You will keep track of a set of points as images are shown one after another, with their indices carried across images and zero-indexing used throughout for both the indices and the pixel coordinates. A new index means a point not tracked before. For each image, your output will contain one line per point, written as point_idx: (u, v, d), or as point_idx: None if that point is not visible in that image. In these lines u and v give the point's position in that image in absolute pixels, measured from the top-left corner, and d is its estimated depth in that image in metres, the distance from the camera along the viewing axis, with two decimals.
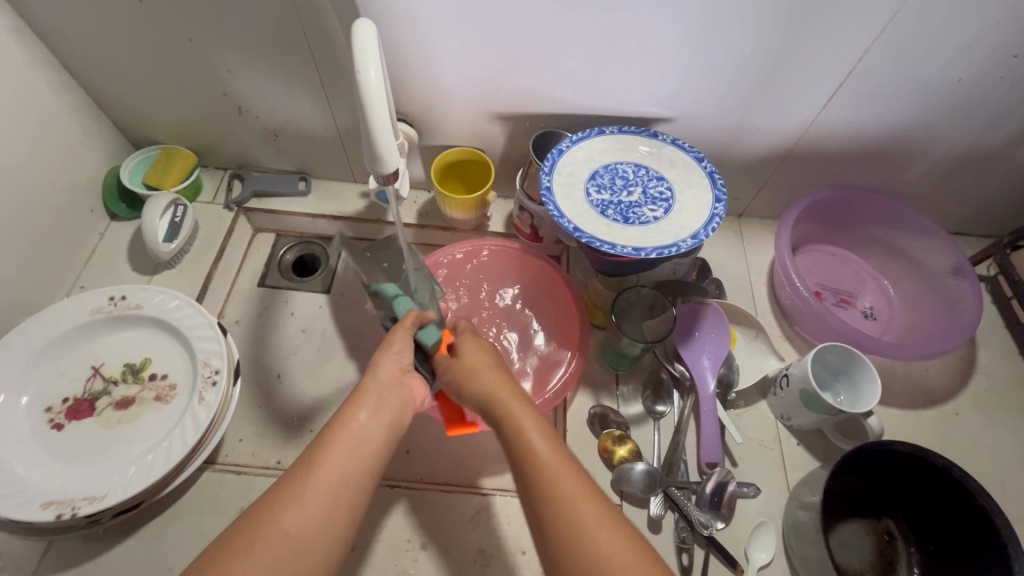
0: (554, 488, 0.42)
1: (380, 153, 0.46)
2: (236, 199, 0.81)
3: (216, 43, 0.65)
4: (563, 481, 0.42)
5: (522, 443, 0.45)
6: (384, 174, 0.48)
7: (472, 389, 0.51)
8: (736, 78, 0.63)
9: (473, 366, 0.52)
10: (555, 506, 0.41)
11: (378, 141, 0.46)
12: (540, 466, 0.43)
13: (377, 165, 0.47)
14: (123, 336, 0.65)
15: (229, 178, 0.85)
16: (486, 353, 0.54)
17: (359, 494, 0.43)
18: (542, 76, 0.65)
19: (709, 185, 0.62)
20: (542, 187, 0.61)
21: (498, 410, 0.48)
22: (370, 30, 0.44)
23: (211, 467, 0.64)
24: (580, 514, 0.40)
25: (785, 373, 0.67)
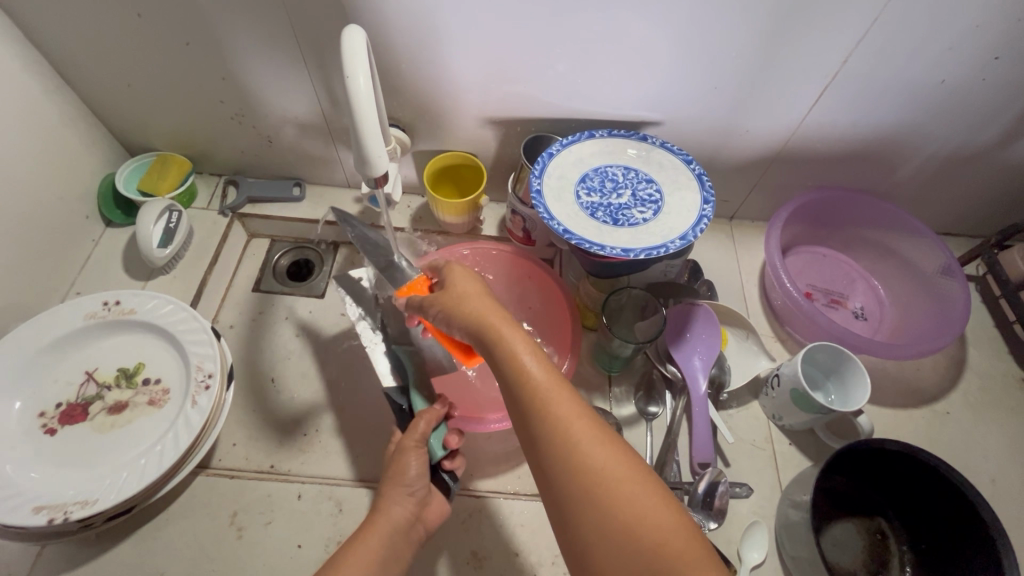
0: (548, 409, 0.41)
1: (369, 156, 0.47)
2: (231, 205, 0.82)
3: (210, 50, 0.66)
4: (558, 407, 0.41)
5: (515, 373, 0.43)
6: (373, 177, 0.49)
7: (460, 316, 0.47)
8: (723, 82, 0.64)
9: (461, 293, 0.49)
10: (553, 430, 0.40)
11: (367, 144, 0.46)
12: (534, 392, 0.41)
13: (367, 168, 0.48)
14: (117, 341, 0.65)
15: (224, 184, 0.85)
16: (473, 278, 0.51)
17: None
18: (533, 81, 0.66)
19: (698, 186, 0.63)
20: (532, 190, 0.62)
21: (485, 338, 0.45)
22: (360, 38, 0.45)
23: (205, 471, 0.64)
24: (579, 437, 0.40)
25: (776, 373, 0.68)
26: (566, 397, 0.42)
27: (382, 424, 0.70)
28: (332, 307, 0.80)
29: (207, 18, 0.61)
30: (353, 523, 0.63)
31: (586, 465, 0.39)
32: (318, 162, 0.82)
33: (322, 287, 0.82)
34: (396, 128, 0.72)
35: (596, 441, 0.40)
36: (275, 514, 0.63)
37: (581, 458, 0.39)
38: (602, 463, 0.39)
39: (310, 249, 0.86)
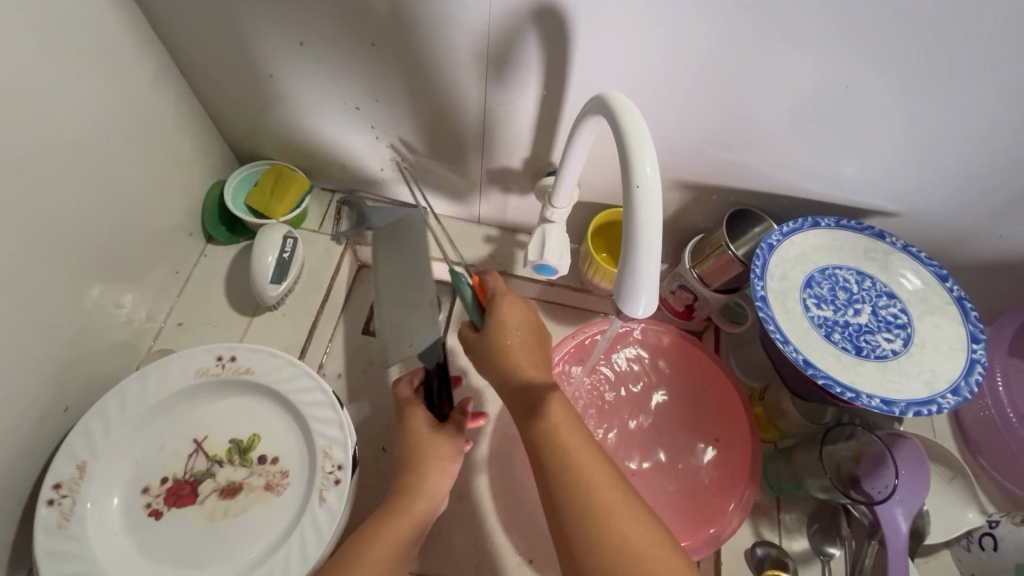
0: (584, 495, 0.41)
1: (637, 288, 0.34)
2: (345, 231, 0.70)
3: (365, 67, 0.54)
4: (589, 492, 0.41)
5: (542, 438, 0.44)
6: (631, 308, 0.35)
7: (499, 366, 0.49)
8: (1003, 182, 0.52)
9: (498, 340, 0.49)
10: (576, 494, 0.41)
11: (636, 274, 0.34)
12: (567, 473, 0.42)
13: (627, 302, 0.35)
14: (229, 404, 0.56)
15: (336, 204, 0.73)
16: (523, 320, 0.51)
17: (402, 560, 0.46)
18: (759, 150, 0.54)
19: (959, 315, 0.50)
20: (754, 295, 0.50)
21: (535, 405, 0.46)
22: (641, 125, 0.34)
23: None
24: (615, 524, 0.39)
25: (989, 531, 0.57)
26: (609, 480, 0.42)
27: (512, 522, 0.62)
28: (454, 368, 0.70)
29: (387, 36, 0.50)
30: None
31: (614, 522, 0.39)
32: (450, 197, 0.70)
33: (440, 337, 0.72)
34: (553, 176, 0.58)
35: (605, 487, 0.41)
36: None
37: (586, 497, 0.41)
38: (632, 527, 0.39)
39: None
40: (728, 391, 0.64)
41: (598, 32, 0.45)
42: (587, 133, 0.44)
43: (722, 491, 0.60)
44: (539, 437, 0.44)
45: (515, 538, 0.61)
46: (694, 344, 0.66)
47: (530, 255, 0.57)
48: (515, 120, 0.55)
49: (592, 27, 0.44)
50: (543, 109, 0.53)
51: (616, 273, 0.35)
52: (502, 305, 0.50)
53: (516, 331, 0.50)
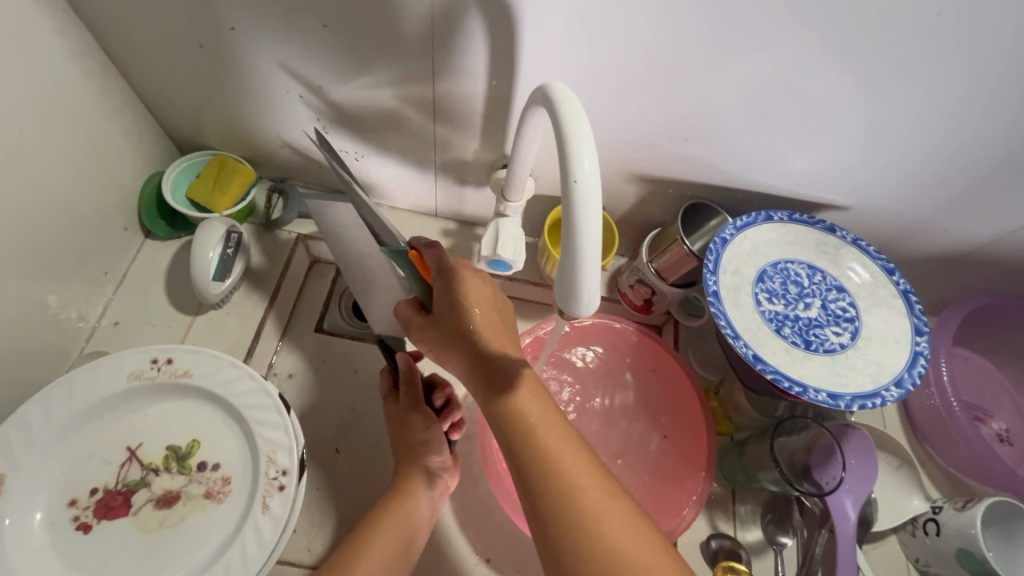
0: (564, 487, 0.38)
1: (580, 290, 0.33)
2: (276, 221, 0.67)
3: (310, 54, 0.51)
4: (570, 485, 0.38)
5: (516, 430, 0.40)
6: (575, 306, 0.34)
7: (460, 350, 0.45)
8: (949, 175, 0.53)
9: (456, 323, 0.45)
10: (555, 488, 0.38)
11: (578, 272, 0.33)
12: (543, 464, 0.39)
13: (570, 305, 0.34)
14: (166, 408, 0.53)
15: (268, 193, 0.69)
16: (484, 299, 0.46)
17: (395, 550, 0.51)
18: (712, 144, 0.53)
19: (904, 308, 0.51)
20: (707, 291, 0.49)
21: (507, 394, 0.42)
22: (583, 117, 0.33)
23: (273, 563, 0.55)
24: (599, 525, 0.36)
25: (931, 517, 0.58)
26: (593, 475, 0.39)
27: (469, 522, 0.61)
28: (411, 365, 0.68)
29: (331, 20, 0.47)
30: None
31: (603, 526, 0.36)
32: (406, 190, 0.68)
33: None
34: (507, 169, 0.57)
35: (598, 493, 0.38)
36: None
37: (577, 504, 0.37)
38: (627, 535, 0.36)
39: None
40: (685, 385, 0.64)
41: (546, 21, 0.43)
42: (534, 125, 0.42)
43: (672, 485, 0.61)
44: (520, 441, 0.40)
45: (472, 538, 0.60)
46: (651, 339, 0.66)
47: (483, 250, 0.56)
48: (467, 110, 0.54)
49: (540, 17, 0.43)
50: (495, 99, 0.52)
51: (558, 274, 0.34)
52: (456, 283, 0.45)
53: (476, 310, 0.45)
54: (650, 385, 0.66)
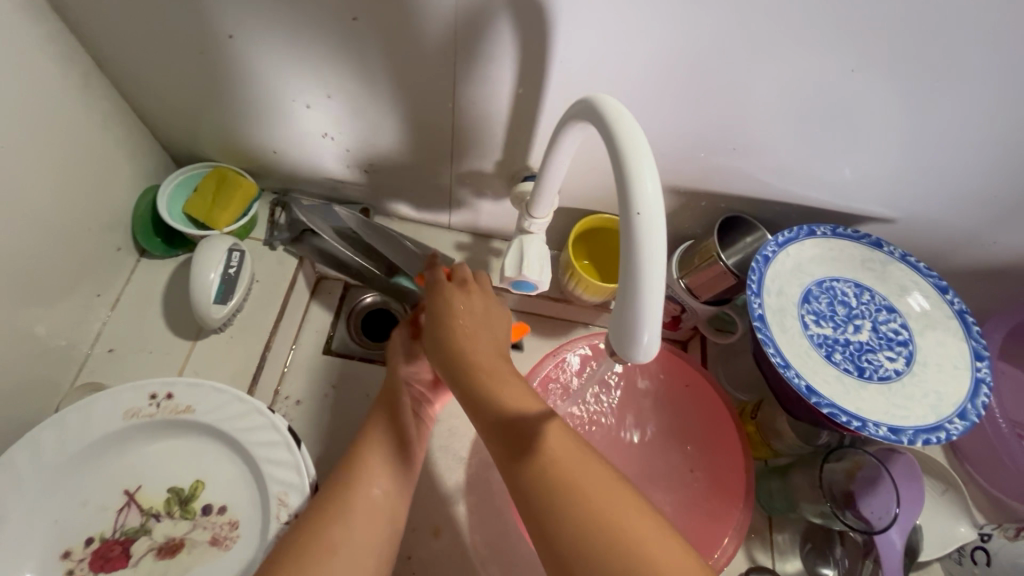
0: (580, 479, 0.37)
1: (637, 333, 0.29)
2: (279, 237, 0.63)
3: (318, 60, 0.47)
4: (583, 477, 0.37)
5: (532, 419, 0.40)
6: (629, 351, 0.30)
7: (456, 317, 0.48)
8: (1009, 185, 0.49)
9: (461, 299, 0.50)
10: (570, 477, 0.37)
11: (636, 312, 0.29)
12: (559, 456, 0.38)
13: (625, 349, 0.30)
14: (166, 446, 0.49)
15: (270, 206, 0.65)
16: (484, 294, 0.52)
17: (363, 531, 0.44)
18: (752, 155, 0.50)
19: (961, 330, 0.48)
20: (752, 314, 0.46)
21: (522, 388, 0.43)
22: (638, 134, 0.29)
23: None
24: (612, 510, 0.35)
25: (980, 545, 0.55)
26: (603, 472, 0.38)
27: (492, 557, 0.57)
28: None
29: (360, 10, 0.41)
30: None
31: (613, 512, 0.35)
32: (419, 203, 0.64)
33: None
34: (531, 182, 0.53)
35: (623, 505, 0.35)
36: None
37: (605, 524, 0.34)
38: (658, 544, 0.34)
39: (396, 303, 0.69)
40: (721, 413, 0.60)
41: (582, 25, 0.39)
42: (569, 140, 0.39)
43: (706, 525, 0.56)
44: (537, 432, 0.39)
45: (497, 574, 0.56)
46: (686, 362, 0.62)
47: (507, 271, 0.51)
48: (488, 119, 0.49)
49: (575, 20, 0.39)
50: (519, 107, 0.48)
51: (612, 312, 0.30)
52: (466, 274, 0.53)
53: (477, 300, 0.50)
54: (693, 420, 0.62)
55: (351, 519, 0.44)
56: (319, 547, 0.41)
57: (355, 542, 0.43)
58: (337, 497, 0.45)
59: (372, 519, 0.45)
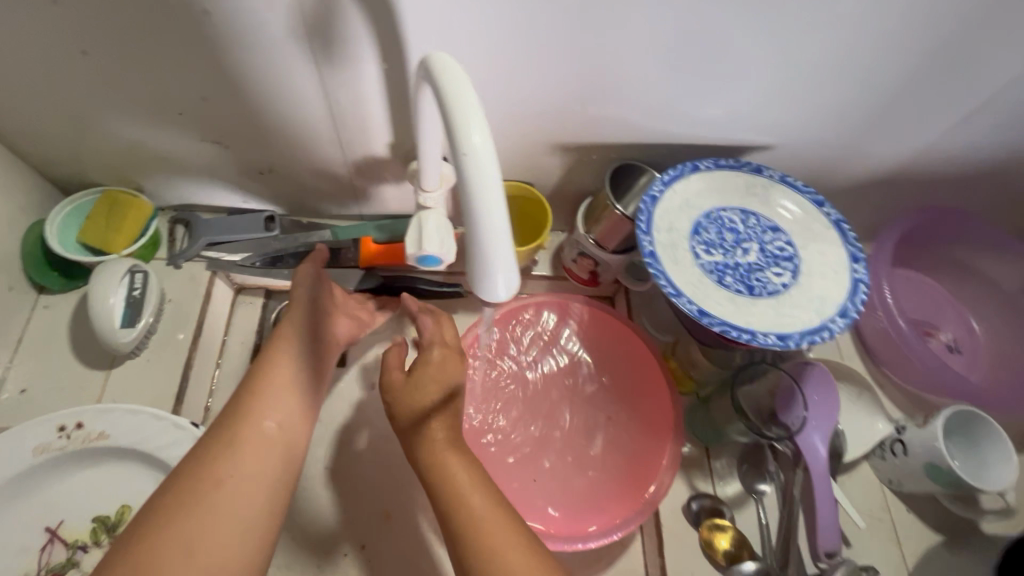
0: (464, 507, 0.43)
1: (490, 265, 0.31)
2: (182, 254, 0.62)
3: (182, 61, 0.46)
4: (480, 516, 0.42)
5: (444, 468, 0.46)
6: (490, 290, 0.32)
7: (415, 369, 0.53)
8: (865, 98, 0.52)
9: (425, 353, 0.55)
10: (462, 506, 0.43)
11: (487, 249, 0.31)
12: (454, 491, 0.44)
13: (484, 286, 0.32)
14: (86, 477, 0.48)
15: (171, 223, 0.64)
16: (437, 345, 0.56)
17: (255, 472, 0.43)
18: (627, 102, 0.51)
19: (839, 238, 0.50)
20: (643, 252, 0.48)
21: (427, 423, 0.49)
22: (461, 80, 0.30)
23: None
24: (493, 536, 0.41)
25: (898, 437, 0.59)
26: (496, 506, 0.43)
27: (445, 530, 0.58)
28: (360, 380, 0.64)
29: (208, 4, 0.41)
30: None
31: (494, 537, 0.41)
32: (324, 198, 0.64)
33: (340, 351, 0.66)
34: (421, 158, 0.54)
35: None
36: None
37: None
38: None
39: None
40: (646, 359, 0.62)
41: None
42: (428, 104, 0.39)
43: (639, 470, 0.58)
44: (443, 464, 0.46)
45: None
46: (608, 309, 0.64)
47: (408, 249, 0.49)
48: (364, 101, 0.49)
49: None
50: (389, 85, 0.48)
51: (468, 258, 0.32)
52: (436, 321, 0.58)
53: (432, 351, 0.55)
54: (621, 371, 0.64)
55: (241, 450, 0.43)
56: (205, 482, 0.40)
57: (244, 477, 0.42)
58: (229, 431, 0.44)
59: (270, 447, 0.44)
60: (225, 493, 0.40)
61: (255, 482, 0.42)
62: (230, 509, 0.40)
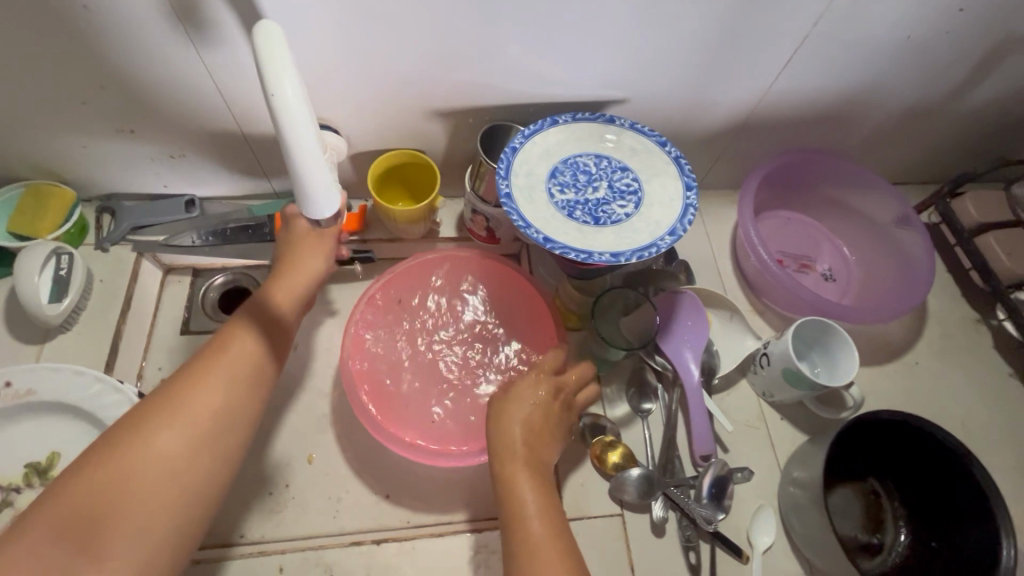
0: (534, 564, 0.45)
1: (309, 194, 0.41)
2: (109, 238, 0.68)
3: (77, 55, 0.52)
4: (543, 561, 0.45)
5: (514, 510, 0.49)
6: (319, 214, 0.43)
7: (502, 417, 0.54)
8: (694, 48, 0.59)
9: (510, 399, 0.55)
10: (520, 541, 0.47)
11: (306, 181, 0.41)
12: (522, 533, 0.47)
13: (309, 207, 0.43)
14: (18, 430, 0.53)
15: (97, 212, 0.70)
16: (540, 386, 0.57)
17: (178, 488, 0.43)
18: (484, 66, 0.58)
19: (677, 171, 0.58)
20: (500, 194, 0.55)
21: (504, 460, 0.52)
22: (275, 38, 0.36)
23: (230, 555, 0.58)
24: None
25: (764, 351, 0.66)
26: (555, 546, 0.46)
27: (361, 465, 0.64)
28: None
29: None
30: None
31: None
32: (238, 178, 0.70)
33: None
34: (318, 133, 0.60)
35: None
36: None
37: None
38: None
39: (244, 277, 0.74)
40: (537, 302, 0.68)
41: None
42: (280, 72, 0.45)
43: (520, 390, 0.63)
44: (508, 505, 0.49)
45: (369, 479, 0.63)
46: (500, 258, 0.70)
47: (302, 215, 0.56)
48: (247, 81, 0.56)
49: None
50: None
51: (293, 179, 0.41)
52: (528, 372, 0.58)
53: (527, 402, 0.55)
54: (518, 309, 0.70)
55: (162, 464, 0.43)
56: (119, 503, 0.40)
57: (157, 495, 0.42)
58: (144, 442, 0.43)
59: (188, 439, 0.45)
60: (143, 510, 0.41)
61: (167, 472, 0.43)
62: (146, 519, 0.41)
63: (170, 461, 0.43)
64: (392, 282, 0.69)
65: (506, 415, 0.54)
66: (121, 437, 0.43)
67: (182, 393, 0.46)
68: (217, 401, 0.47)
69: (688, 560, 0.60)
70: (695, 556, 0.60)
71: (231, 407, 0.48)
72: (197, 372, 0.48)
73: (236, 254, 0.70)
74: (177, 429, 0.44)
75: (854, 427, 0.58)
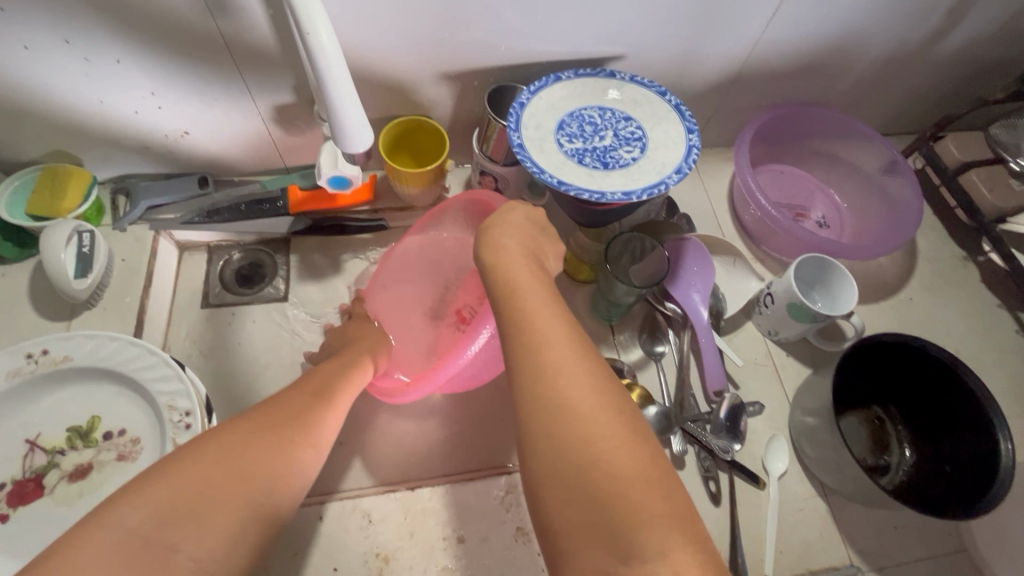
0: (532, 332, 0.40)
1: (345, 125, 0.45)
2: (125, 218, 0.69)
3: (96, 28, 0.53)
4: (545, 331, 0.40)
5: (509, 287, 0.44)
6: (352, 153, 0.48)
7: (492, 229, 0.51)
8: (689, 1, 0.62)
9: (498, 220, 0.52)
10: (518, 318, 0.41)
11: (340, 116, 0.45)
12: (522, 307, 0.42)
13: (342, 142, 0.47)
14: (58, 396, 0.55)
15: (113, 194, 0.72)
16: (525, 221, 0.54)
17: (293, 418, 0.45)
18: (489, 26, 0.60)
19: (678, 117, 0.61)
20: (513, 145, 0.57)
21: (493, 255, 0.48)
22: None
23: (347, 495, 0.59)
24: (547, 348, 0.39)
25: (768, 291, 0.69)
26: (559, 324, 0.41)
27: None
28: (304, 310, 0.73)
29: None
30: (386, 531, 0.57)
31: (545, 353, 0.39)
32: (252, 153, 0.72)
33: (283, 287, 0.74)
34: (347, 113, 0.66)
35: (591, 405, 0.37)
36: (299, 544, 0.56)
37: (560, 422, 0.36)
38: (628, 459, 0.35)
39: (258, 250, 0.75)
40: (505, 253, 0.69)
41: None
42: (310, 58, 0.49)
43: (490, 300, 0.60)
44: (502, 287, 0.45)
45: None
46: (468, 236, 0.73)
47: (323, 168, 0.61)
48: (261, 49, 0.57)
49: None
50: (280, 29, 0.55)
51: (329, 114, 0.45)
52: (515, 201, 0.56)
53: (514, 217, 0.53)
54: None
55: (285, 401, 0.47)
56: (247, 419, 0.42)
57: (274, 421, 0.44)
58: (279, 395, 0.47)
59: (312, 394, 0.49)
60: (261, 419, 0.43)
61: (265, 450, 0.41)
62: (270, 435, 0.42)
63: (265, 444, 0.42)
64: (381, 298, 0.71)
65: (498, 227, 0.51)
66: (220, 432, 0.41)
67: (270, 411, 0.45)
68: (305, 412, 0.47)
69: (709, 489, 0.62)
70: (715, 485, 0.63)
71: (344, 381, 0.53)
72: (328, 365, 0.55)
73: (252, 229, 0.72)
74: (272, 423, 0.43)
75: (858, 350, 0.61)
